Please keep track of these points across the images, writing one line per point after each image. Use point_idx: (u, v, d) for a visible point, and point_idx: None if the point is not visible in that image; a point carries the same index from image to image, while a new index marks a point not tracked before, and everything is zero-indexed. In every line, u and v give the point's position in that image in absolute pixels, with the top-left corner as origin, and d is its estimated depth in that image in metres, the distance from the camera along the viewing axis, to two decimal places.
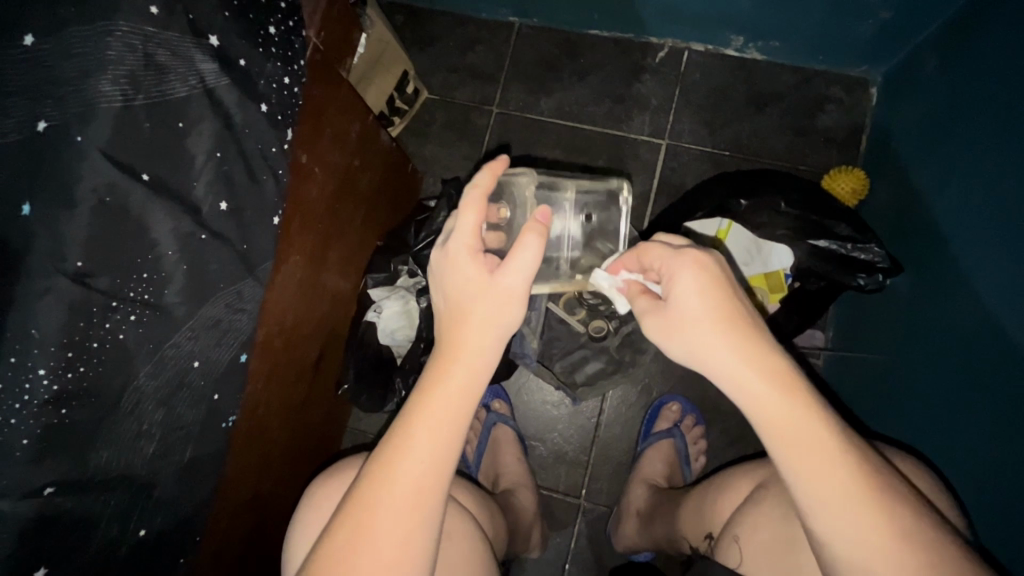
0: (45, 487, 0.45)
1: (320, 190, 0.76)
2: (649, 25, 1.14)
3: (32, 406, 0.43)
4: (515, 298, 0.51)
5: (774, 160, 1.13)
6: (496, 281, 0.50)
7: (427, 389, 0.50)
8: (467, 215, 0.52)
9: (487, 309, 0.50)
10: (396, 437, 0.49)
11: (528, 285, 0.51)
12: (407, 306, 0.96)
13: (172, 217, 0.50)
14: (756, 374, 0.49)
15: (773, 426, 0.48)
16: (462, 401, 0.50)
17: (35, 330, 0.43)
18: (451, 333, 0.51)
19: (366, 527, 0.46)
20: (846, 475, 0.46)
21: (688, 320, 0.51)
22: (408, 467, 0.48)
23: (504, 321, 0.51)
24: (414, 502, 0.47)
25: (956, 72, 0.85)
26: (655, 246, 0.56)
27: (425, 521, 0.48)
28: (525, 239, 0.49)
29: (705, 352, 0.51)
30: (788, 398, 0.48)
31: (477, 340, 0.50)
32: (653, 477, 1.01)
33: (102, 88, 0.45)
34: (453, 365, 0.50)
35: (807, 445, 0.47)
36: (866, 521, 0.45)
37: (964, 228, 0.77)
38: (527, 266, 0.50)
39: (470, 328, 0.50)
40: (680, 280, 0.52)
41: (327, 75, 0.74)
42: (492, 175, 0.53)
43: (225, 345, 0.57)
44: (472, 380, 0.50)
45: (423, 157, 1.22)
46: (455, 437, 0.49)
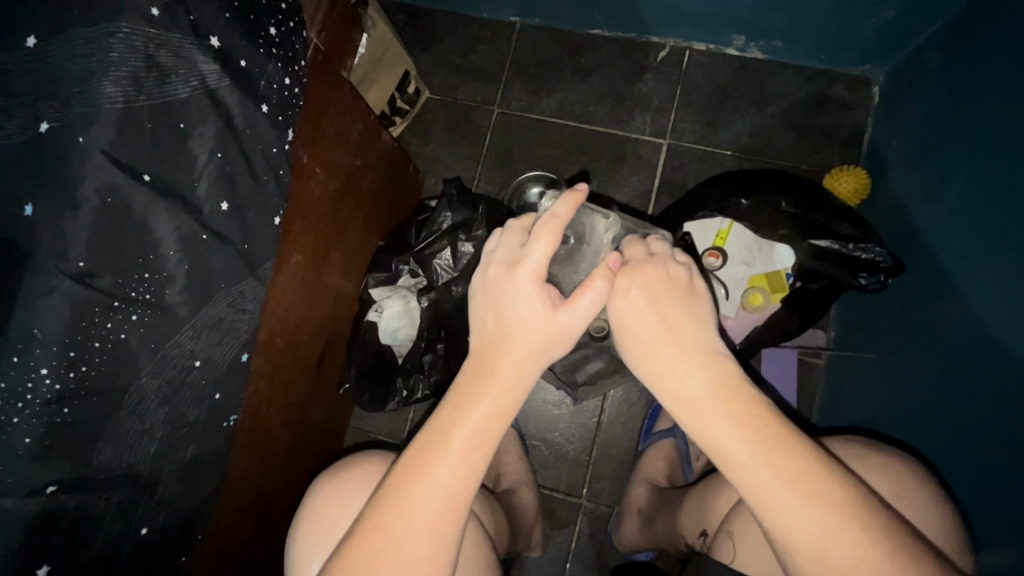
0: (48, 485, 0.45)
1: (322, 189, 0.77)
2: (651, 24, 1.14)
3: (35, 405, 0.43)
4: (569, 330, 0.49)
5: (776, 159, 1.13)
6: (557, 313, 0.48)
7: (465, 401, 0.48)
8: (540, 242, 0.49)
9: (542, 339, 0.49)
10: (428, 448, 0.47)
11: (586, 324, 0.50)
12: (407, 305, 0.97)
13: (174, 217, 0.50)
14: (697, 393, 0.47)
15: (721, 448, 0.45)
16: (499, 416, 0.48)
17: (38, 330, 0.43)
18: (496, 351, 0.49)
19: (393, 536, 0.45)
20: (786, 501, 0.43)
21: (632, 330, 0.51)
22: (442, 480, 0.46)
23: (554, 345, 0.49)
24: (443, 516, 0.46)
25: (958, 71, 0.85)
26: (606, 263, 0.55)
27: (453, 534, 0.47)
28: (593, 283, 0.49)
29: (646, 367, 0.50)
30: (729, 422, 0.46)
31: (523, 362, 0.48)
32: (656, 476, 1.01)
33: (104, 90, 0.45)
34: (494, 380, 0.48)
35: (756, 460, 0.44)
36: (826, 535, 0.42)
37: (966, 228, 0.77)
38: (587, 304, 0.49)
39: (518, 347, 0.48)
40: (625, 301, 0.51)
41: (329, 74, 0.74)
42: (571, 207, 0.50)
43: (227, 345, 0.58)
44: (512, 395, 0.49)
45: (425, 157, 1.23)
46: (490, 450, 0.48)
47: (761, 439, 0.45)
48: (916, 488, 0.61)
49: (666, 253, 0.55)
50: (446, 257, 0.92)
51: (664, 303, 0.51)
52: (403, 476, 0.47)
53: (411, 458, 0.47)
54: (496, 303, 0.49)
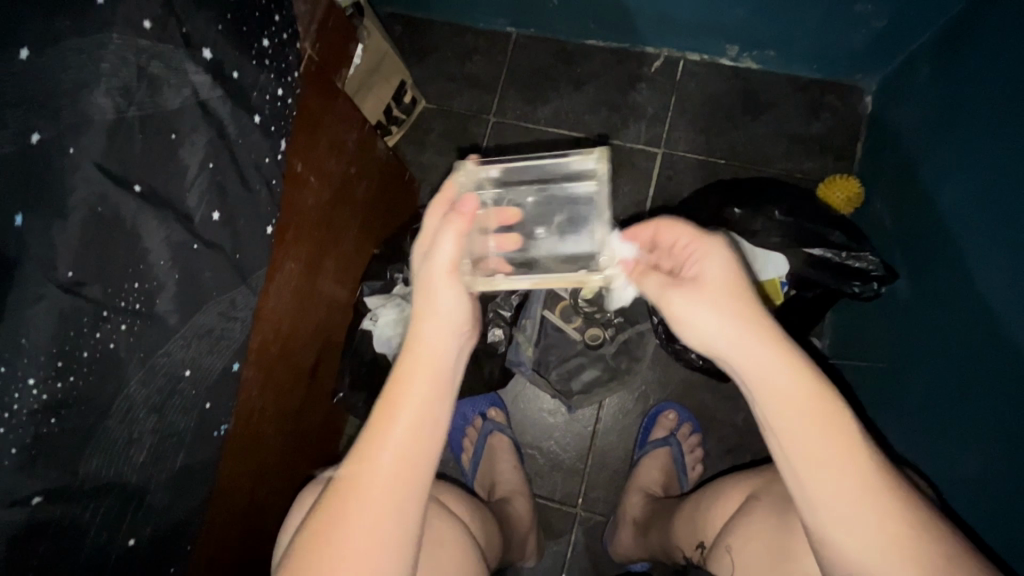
0: (34, 496, 0.45)
1: (315, 200, 0.77)
2: (645, 34, 1.15)
3: (21, 414, 0.43)
4: (449, 279, 0.56)
5: (769, 168, 1.14)
6: (433, 272, 0.56)
7: (400, 382, 0.54)
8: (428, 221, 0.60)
9: (430, 301, 0.56)
10: (373, 433, 0.53)
11: (451, 269, 0.56)
12: (402, 314, 0.93)
13: (165, 227, 0.50)
14: (767, 361, 0.51)
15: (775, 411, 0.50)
16: (432, 387, 0.54)
17: (25, 339, 0.43)
18: (416, 326, 0.56)
19: (353, 502, 0.50)
20: (848, 464, 0.48)
21: (690, 320, 0.54)
22: (385, 450, 0.52)
23: (453, 306, 0.57)
24: (398, 480, 0.51)
25: (948, 80, 0.86)
26: (670, 229, 0.60)
27: (410, 497, 0.52)
28: (444, 230, 0.56)
29: (704, 333, 0.54)
30: (801, 390, 0.50)
31: (433, 336, 0.56)
32: (650, 486, 1.01)
33: (95, 100, 0.46)
34: (421, 352, 0.55)
35: (816, 423, 0.49)
36: (859, 507, 0.48)
37: (957, 236, 0.78)
38: (449, 255, 0.56)
39: (433, 318, 0.56)
40: (710, 261, 0.56)
41: (323, 85, 0.74)
42: (451, 184, 0.61)
43: (218, 354, 0.58)
44: (439, 369, 0.55)
45: (420, 165, 1.23)
46: (429, 427, 0.54)
47: (816, 409, 0.49)
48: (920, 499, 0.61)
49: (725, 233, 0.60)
50: None
51: (737, 278, 0.55)
52: (357, 452, 0.52)
53: (364, 435, 0.53)
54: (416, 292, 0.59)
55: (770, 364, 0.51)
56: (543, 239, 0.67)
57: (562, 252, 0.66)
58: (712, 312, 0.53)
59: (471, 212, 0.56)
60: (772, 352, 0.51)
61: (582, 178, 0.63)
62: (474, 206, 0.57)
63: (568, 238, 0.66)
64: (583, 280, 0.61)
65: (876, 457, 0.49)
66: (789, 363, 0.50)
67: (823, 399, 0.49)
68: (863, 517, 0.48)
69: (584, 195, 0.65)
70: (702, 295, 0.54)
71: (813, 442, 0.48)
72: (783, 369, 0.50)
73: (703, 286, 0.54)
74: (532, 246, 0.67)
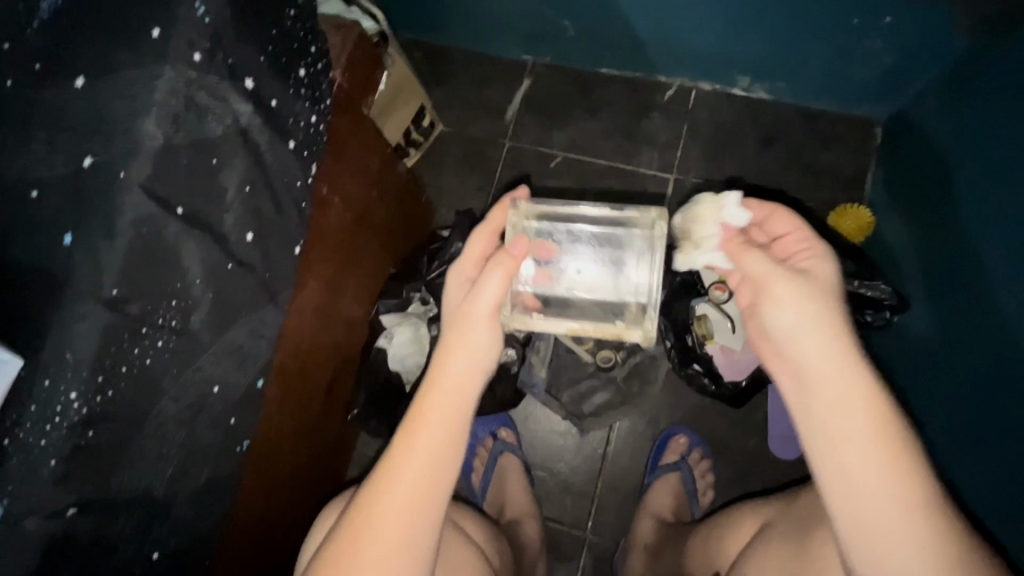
0: (68, 507, 0.46)
1: (339, 221, 0.79)
2: (658, 65, 1.18)
3: (62, 427, 0.45)
4: (489, 320, 0.58)
5: (779, 197, 1.16)
6: (472, 307, 0.58)
7: (423, 407, 0.55)
8: (476, 242, 0.64)
9: (462, 328, 0.58)
10: (400, 454, 0.54)
11: (494, 301, 0.58)
12: (417, 333, 0.98)
13: (202, 248, 0.52)
14: (826, 358, 0.55)
15: (845, 401, 0.53)
16: (453, 419, 0.55)
17: (70, 354, 0.45)
18: (440, 359, 0.57)
19: (365, 532, 0.52)
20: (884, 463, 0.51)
21: (788, 304, 0.57)
22: (405, 474, 0.53)
23: (480, 342, 0.58)
24: (413, 511, 0.53)
25: (960, 115, 0.87)
26: (774, 220, 0.65)
27: (424, 532, 0.53)
28: (489, 271, 0.58)
29: (782, 320, 0.57)
30: (850, 388, 0.54)
31: (457, 364, 0.57)
32: (662, 511, 1.01)
33: (146, 127, 0.48)
34: (443, 384, 0.56)
35: (882, 417, 0.52)
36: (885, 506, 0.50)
37: (972, 271, 0.79)
38: (492, 297, 0.58)
39: (458, 352, 0.57)
40: (817, 263, 0.60)
41: (350, 111, 0.77)
42: (501, 211, 0.65)
43: (244, 370, 0.59)
44: (460, 403, 0.56)
45: (436, 187, 1.26)
46: (452, 454, 0.55)
47: (882, 405, 0.53)
48: None
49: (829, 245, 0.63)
50: None
51: (822, 286, 0.58)
52: (373, 483, 0.54)
53: (380, 466, 0.54)
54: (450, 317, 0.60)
55: (845, 354, 0.55)
56: (575, 275, 0.65)
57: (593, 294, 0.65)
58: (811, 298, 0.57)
59: (520, 254, 0.58)
60: (847, 348, 0.55)
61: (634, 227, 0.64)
62: (525, 249, 0.59)
63: (600, 281, 0.65)
64: (620, 330, 0.63)
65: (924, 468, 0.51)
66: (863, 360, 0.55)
67: (881, 399, 0.53)
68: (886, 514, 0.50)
69: (635, 240, 0.64)
70: (807, 285, 0.57)
71: (870, 429, 0.52)
72: (855, 364, 0.55)
73: (813, 278, 0.58)
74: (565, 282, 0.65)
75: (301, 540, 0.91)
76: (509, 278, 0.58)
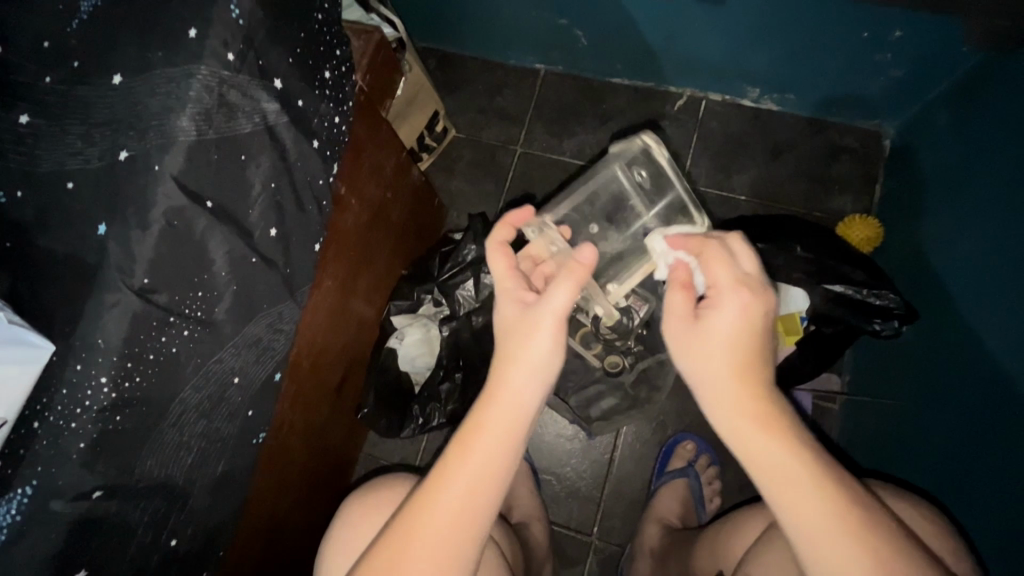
0: (93, 491, 0.48)
1: (355, 221, 0.80)
2: (669, 75, 1.20)
3: (92, 411, 0.47)
4: (554, 331, 0.57)
5: (788, 207, 1.17)
6: (540, 315, 0.58)
7: (482, 422, 0.55)
8: (497, 258, 0.64)
9: (531, 346, 0.57)
10: (445, 469, 0.54)
11: (561, 316, 0.58)
12: (428, 333, 1.00)
13: (228, 242, 0.53)
14: (728, 407, 0.53)
15: (754, 452, 0.51)
16: (510, 435, 0.55)
17: (101, 340, 0.47)
18: (502, 372, 0.57)
19: (411, 547, 0.51)
20: (810, 505, 0.48)
21: (682, 358, 0.56)
22: (458, 488, 0.53)
23: (546, 353, 0.57)
24: (463, 526, 0.52)
25: (968, 128, 0.88)
26: (717, 262, 0.58)
27: (467, 545, 0.52)
28: (560, 279, 0.58)
29: (686, 367, 0.56)
30: (756, 431, 0.51)
31: (522, 379, 0.56)
32: (668, 517, 1.01)
33: (180, 123, 0.50)
34: (504, 397, 0.56)
35: (796, 488, 0.49)
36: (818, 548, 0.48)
37: (975, 280, 0.80)
38: (562, 302, 0.57)
39: (521, 364, 0.57)
40: (723, 304, 0.55)
41: (370, 115, 0.79)
42: (503, 225, 0.66)
43: (263, 363, 0.60)
44: (517, 417, 0.56)
45: (448, 192, 1.28)
46: (507, 469, 0.55)
47: (789, 451, 0.50)
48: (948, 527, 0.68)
49: (757, 267, 0.58)
50: (469, 288, 0.96)
51: (730, 329, 0.54)
52: (420, 496, 0.53)
53: (432, 475, 0.54)
54: (514, 335, 0.58)
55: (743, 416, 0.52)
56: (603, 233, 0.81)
57: (626, 235, 0.80)
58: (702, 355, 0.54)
59: (589, 263, 0.59)
60: (746, 398, 0.52)
61: (622, 161, 0.80)
62: (593, 258, 0.60)
63: (623, 224, 0.81)
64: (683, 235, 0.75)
65: (852, 497, 0.49)
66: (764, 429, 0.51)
67: (789, 438, 0.51)
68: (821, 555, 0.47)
69: (627, 169, 0.80)
70: (699, 341, 0.55)
71: (782, 473, 0.49)
72: (753, 408, 0.52)
73: (701, 328, 0.55)
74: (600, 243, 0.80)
75: (308, 537, 0.91)
76: (579, 286, 0.58)
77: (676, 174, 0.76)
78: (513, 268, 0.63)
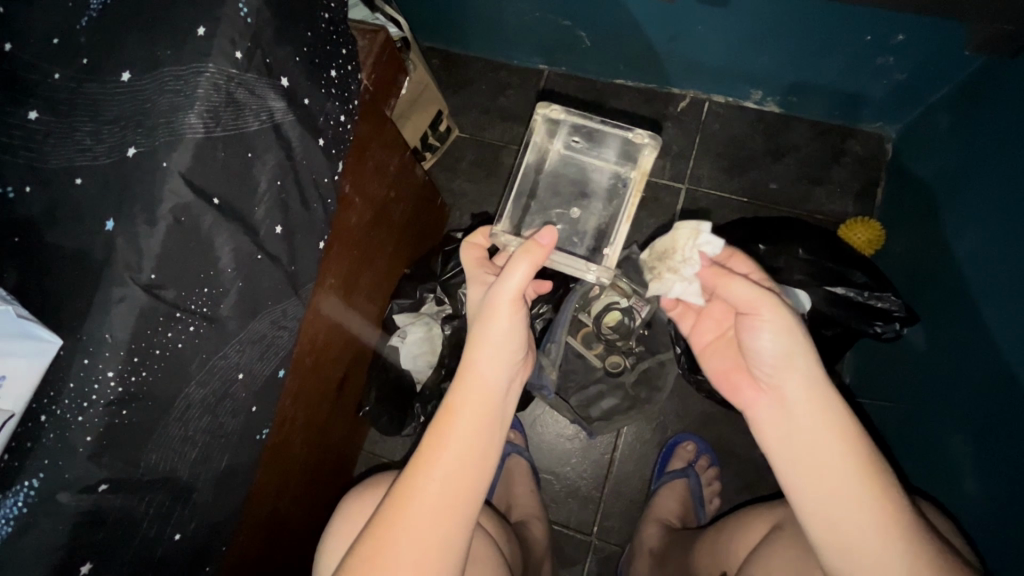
0: (99, 484, 0.48)
1: (358, 219, 0.81)
2: (672, 77, 1.20)
3: (98, 405, 0.47)
4: (512, 308, 0.58)
5: (789, 210, 1.17)
6: (497, 297, 0.58)
7: (454, 406, 0.56)
8: (471, 250, 0.71)
9: (493, 325, 0.58)
10: (442, 446, 0.54)
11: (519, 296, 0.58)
12: (430, 332, 1.00)
13: (235, 239, 0.53)
14: (819, 384, 0.56)
15: (837, 427, 0.55)
16: (482, 419, 0.56)
17: (108, 335, 0.47)
18: (468, 356, 0.58)
19: (399, 534, 0.51)
20: (885, 473, 0.54)
21: (778, 334, 0.56)
22: (442, 468, 0.54)
23: (505, 333, 0.58)
24: (449, 510, 0.53)
25: (969, 132, 0.89)
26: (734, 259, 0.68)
27: (452, 530, 0.53)
28: (516, 259, 0.57)
29: (781, 344, 0.56)
30: (840, 407, 0.56)
31: (487, 362, 0.58)
32: (667, 517, 1.01)
33: (188, 120, 0.50)
34: (472, 380, 0.57)
35: (869, 452, 0.55)
36: (897, 514, 0.52)
37: (976, 283, 0.80)
38: (517, 284, 0.57)
39: (484, 346, 0.58)
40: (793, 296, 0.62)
41: (375, 114, 0.79)
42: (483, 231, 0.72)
43: (268, 360, 0.60)
44: (489, 399, 0.57)
45: (451, 191, 1.28)
46: (483, 451, 0.56)
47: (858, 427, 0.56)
48: (947, 528, 0.69)
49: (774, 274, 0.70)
50: None
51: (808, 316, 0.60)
52: (403, 484, 0.54)
53: (411, 465, 0.55)
54: (479, 317, 0.59)
55: (822, 385, 0.56)
56: (580, 212, 0.74)
57: (603, 200, 0.75)
58: (793, 330, 0.56)
59: (549, 244, 0.58)
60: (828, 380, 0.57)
61: (547, 139, 0.76)
62: (553, 239, 0.58)
63: (590, 196, 0.75)
64: (642, 169, 0.72)
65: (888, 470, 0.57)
66: (833, 399, 0.55)
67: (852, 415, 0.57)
68: (899, 521, 0.52)
69: (557, 143, 0.77)
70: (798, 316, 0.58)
71: (857, 446, 0.54)
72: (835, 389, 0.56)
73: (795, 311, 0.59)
74: (582, 221, 0.74)
75: (308, 534, 0.91)
76: (536, 268, 0.58)
77: (585, 116, 0.73)
78: (484, 262, 0.70)
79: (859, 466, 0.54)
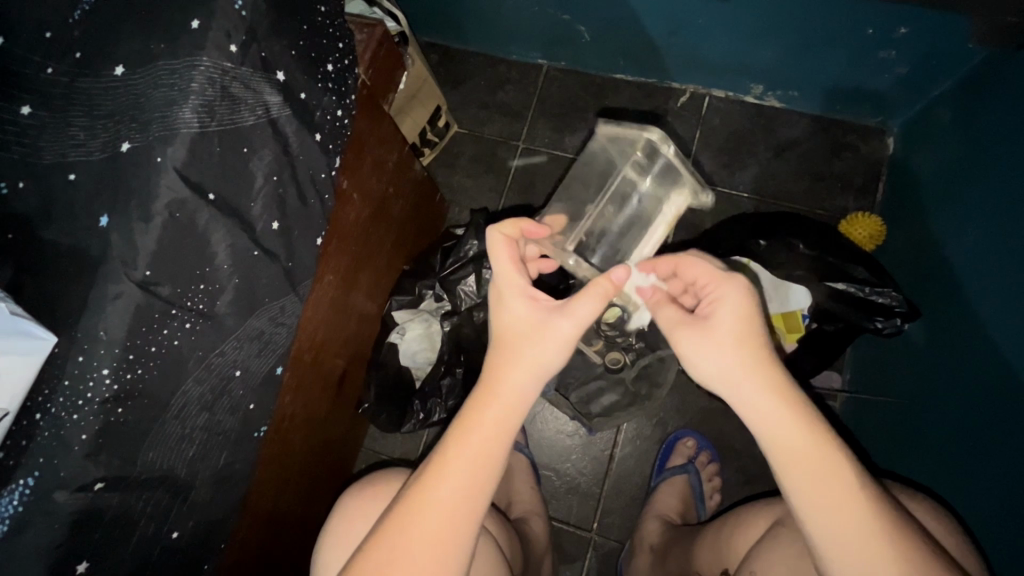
0: (95, 482, 0.48)
1: (356, 216, 0.80)
2: (672, 72, 1.19)
3: (92, 403, 0.47)
4: (564, 344, 0.56)
5: (790, 205, 1.17)
6: (550, 327, 0.56)
7: (467, 419, 0.55)
8: (500, 249, 0.62)
9: (533, 346, 0.56)
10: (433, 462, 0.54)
11: (581, 329, 0.57)
12: (429, 329, 1.00)
13: (231, 235, 0.53)
14: (756, 399, 0.54)
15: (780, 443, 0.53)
16: (499, 437, 0.54)
17: (103, 332, 0.47)
18: (496, 371, 0.56)
19: (403, 547, 0.51)
20: (837, 485, 0.51)
21: (699, 360, 0.57)
22: (445, 483, 0.52)
23: (546, 356, 0.56)
24: (449, 524, 0.52)
25: (971, 126, 0.88)
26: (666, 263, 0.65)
27: (457, 547, 0.52)
28: (586, 292, 0.57)
29: (708, 368, 0.57)
30: (782, 419, 0.53)
31: (518, 378, 0.55)
32: (668, 513, 1.01)
33: (182, 114, 0.49)
34: (500, 396, 0.55)
35: (817, 464, 0.52)
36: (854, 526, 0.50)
37: (977, 277, 0.80)
38: (587, 315, 0.57)
39: (517, 364, 0.56)
40: (723, 305, 0.58)
41: (373, 109, 0.78)
42: (514, 224, 0.65)
43: (265, 356, 0.60)
44: (510, 416, 0.55)
45: (451, 187, 1.28)
46: (494, 468, 0.54)
47: (810, 437, 0.52)
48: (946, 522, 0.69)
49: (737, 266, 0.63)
50: (471, 284, 0.95)
51: (743, 329, 0.56)
52: (414, 494, 0.53)
53: (420, 478, 0.54)
54: (521, 337, 0.57)
55: (760, 401, 0.54)
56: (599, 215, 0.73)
57: (625, 214, 0.73)
58: (713, 355, 0.56)
59: (621, 283, 0.57)
60: (770, 391, 0.54)
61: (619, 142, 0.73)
62: (626, 276, 0.58)
63: (617, 204, 0.73)
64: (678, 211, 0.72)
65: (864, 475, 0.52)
66: (781, 410, 0.53)
67: (806, 422, 0.53)
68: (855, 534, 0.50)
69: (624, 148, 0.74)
70: (716, 339, 0.57)
71: (803, 459, 0.52)
72: (777, 401, 0.54)
73: (713, 329, 0.57)
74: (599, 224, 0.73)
75: (307, 532, 0.91)
76: (607, 302, 0.57)
77: (677, 150, 0.70)
78: (517, 261, 0.62)
79: (802, 480, 0.52)
